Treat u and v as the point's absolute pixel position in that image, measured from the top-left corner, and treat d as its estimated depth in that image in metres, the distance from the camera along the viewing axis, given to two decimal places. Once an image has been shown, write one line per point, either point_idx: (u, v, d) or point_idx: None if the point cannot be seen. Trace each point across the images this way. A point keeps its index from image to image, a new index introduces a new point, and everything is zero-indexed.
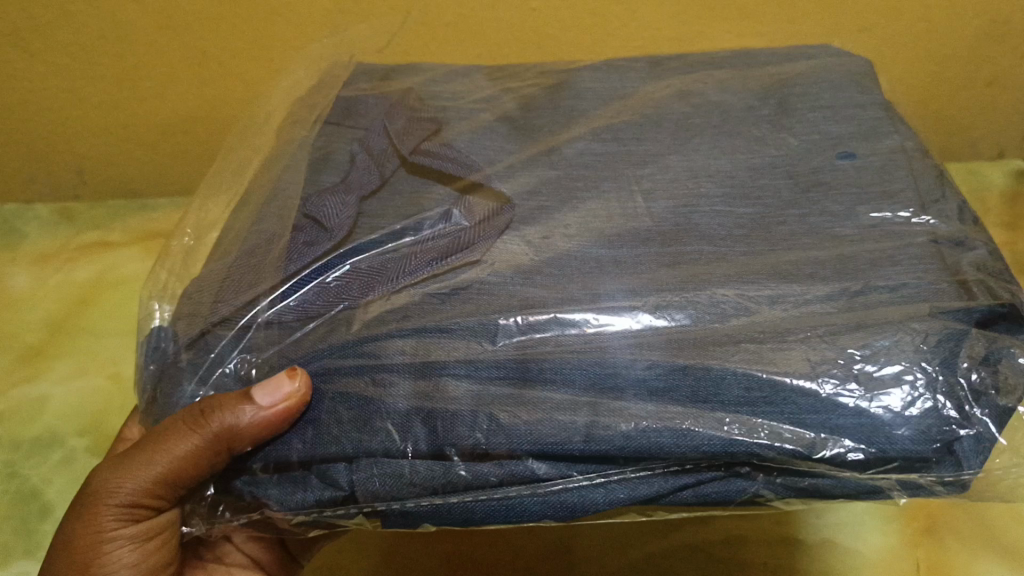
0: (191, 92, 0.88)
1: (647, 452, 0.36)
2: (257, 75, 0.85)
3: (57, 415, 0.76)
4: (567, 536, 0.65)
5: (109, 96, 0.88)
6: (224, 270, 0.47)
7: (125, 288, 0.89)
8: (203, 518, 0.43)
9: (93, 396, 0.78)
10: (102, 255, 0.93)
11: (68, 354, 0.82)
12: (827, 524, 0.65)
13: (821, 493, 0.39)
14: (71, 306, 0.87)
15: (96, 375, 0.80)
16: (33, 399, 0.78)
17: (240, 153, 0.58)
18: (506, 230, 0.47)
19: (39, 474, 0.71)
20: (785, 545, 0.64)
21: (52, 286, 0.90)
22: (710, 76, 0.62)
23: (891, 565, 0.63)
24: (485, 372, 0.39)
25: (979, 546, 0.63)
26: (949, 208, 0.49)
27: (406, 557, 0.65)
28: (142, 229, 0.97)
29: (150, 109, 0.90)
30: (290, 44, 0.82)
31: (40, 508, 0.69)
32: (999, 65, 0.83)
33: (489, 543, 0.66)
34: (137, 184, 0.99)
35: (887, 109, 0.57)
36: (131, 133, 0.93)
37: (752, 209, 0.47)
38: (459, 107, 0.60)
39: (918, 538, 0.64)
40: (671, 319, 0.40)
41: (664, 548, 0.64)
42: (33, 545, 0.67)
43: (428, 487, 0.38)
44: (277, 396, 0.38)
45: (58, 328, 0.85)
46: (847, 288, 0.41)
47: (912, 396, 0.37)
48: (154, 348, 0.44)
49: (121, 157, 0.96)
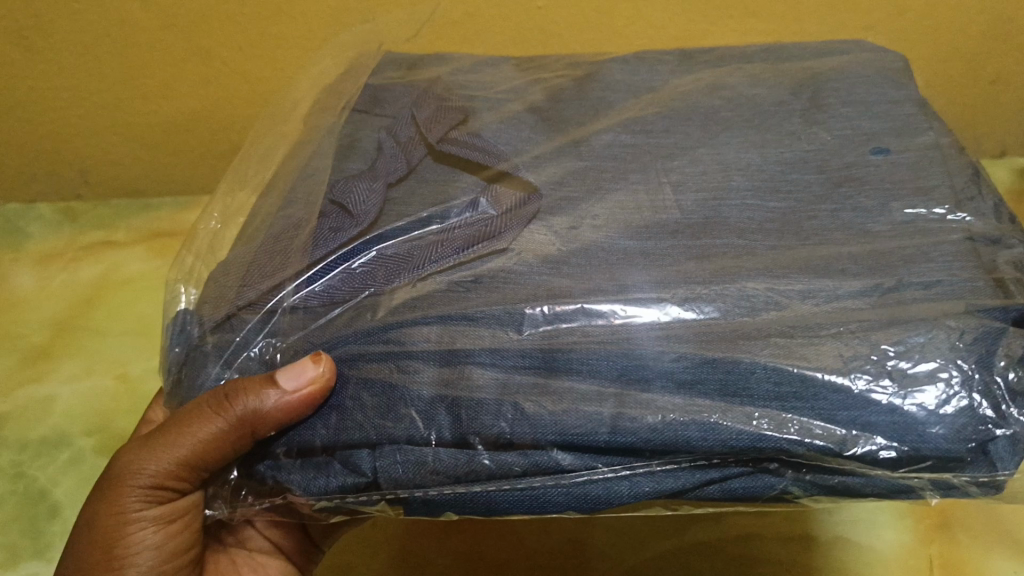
0: (193, 91, 0.91)
1: (673, 445, 0.36)
2: (261, 74, 0.88)
3: (66, 414, 0.77)
4: (581, 535, 0.66)
5: (113, 95, 0.92)
6: (250, 255, 0.47)
7: (134, 286, 0.91)
8: (226, 502, 0.43)
9: (101, 396, 0.79)
10: (107, 253, 0.96)
11: (74, 355, 0.83)
12: (839, 520, 0.65)
13: (851, 491, 0.38)
14: (76, 307, 0.89)
15: (104, 375, 0.81)
16: (42, 398, 0.79)
17: (268, 140, 0.58)
18: (535, 219, 0.46)
19: (48, 474, 0.72)
20: (800, 541, 0.64)
21: (56, 287, 0.91)
22: (742, 70, 0.61)
23: (906, 559, 0.63)
24: (510, 361, 0.38)
25: (993, 542, 0.63)
26: (985, 206, 0.48)
27: (419, 554, 0.66)
28: (147, 228, 1.00)
29: (153, 108, 0.93)
30: (290, 46, 0.84)
31: (49, 508, 0.70)
32: (1004, 63, 0.81)
33: (503, 536, 0.66)
34: (141, 184, 1.03)
35: (922, 105, 0.56)
36: (135, 132, 0.96)
37: (781, 203, 0.47)
38: (487, 96, 0.60)
39: (932, 533, 0.64)
40: (699, 311, 0.40)
41: (677, 545, 0.64)
42: (42, 547, 0.67)
43: (452, 475, 0.38)
44: (302, 380, 0.38)
45: (64, 327, 0.86)
46: (881, 284, 0.40)
47: (947, 394, 0.36)
48: (179, 331, 0.44)
49: (124, 156, 0.99)
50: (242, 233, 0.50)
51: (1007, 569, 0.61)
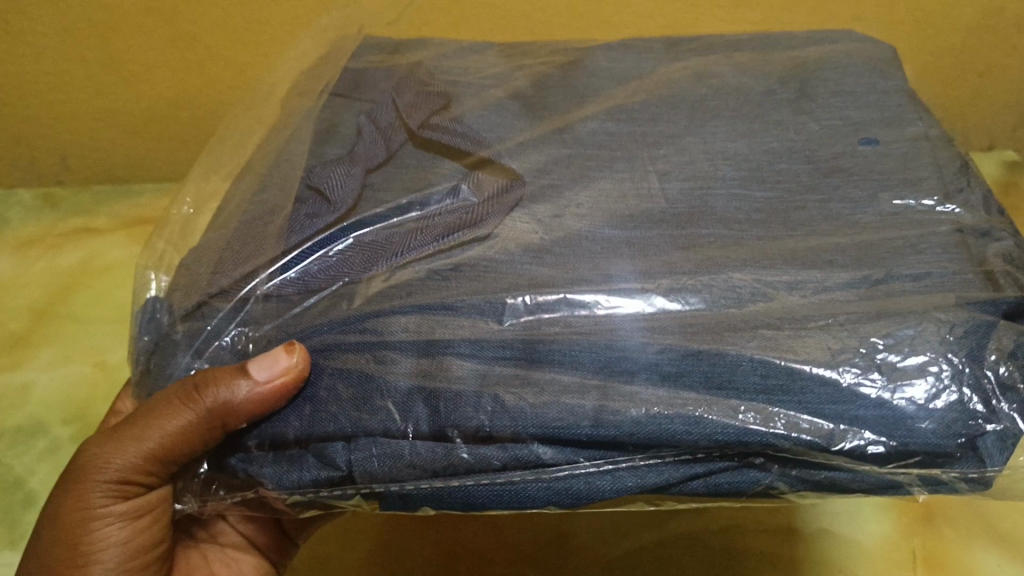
0: (175, 77, 0.89)
1: (657, 439, 0.35)
2: (247, 59, 0.86)
3: (42, 402, 0.75)
4: (565, 528, 0.66)
5: (95, 80, 0.90)
6: (223, 242, 0.45)
7: (112, 275, 0.89)
8: (195, 496, 0.42)
9: (79, 384, 0.77)
10: (86, 240, 0.94)
11: (53, 343, 0.81)
12: (824, 513, 0.65)
13: (837, 487, 0.37)
14: (55, 294, 0.87)
15: (82, 362, 0.79)
16: (20, 385, 0.77)
17: (246, 124, 0.56)
18: (517, 207, 0.45)
19: (23, 463, 0.70)
20: (782, 534, 0.64)
21: (37, 272, 0.89)
22: (729, 58, 0.60)
23: (888, 552, 0.63)
24: (491, 352, 0.37)
25: (975, 537, 0.63)
26: (974, 197, 0.47)
27: (399, 546, 0.65)
28: (127, 215, 0.98)
29: (135, 94, 0.91)
30: (275, 30, 0.82)
31: (24, 498, 0.68)
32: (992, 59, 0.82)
33: (486, 529, 0.66)
34: (124, 170, 1.01)
35: (910, 96, 0.55)
36: (117, 118, 0.94)
37: (769, 193, 0.46)
38: (470, 82, 0.59)
39: (914, 527, 0.64)
40: (684, 302, 0.39)
41: (660, 538, 0.64)
42: (18, 536, 0.65)
43: (428, 470, 0.36)
44: (275, 371, 0.37)
45: (41, 315, 0.84)
46: (869, 276, 0.40)
47: (937, 388, 0.35)
48: (149, 319, 0.42)
49: (107, 142, 0.97)
50: (216, 218, 0.48)
51: (990, 560, 0.61)
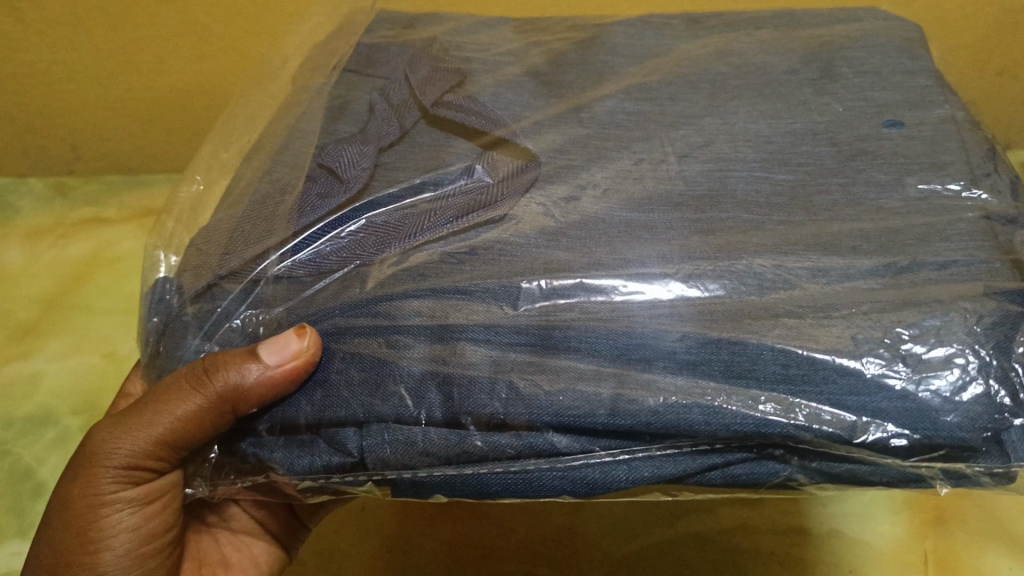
0: (187, 67, 0.88)
1: (675, 429, 0.34)
2: (259, 49, 0.85)
3: (51, 393, 0.76)
4: (577, 523, 0.65)
5: (104, 70, 0.89)
6: (234, 222, 0.44)
7: (123, 265, 0.89)
8: (206, 480, 0.42)
9: (87, 374, 0.78)
10: (96, 231, 0.94)
11: (62, 333, 0.82)
12: (833, 513, 0.65)
13: (858, 480, 0.37)
14: (66, 283, 0.87)
15: (91, 353, 0.80)
16: (28, 375, 0.78)
17: (255, 102, 0.55)
18: (532, 188, 0.44)
19: (33, 453, 0.71)
20: (791, 534, 0.64)
21: (46, 263, 0.89)
22: (752, 36, 0.59)
23: (900, 555, 0.62)
24: (506, 337, 0.37)
25: (988, 538, 0.62)
26: (1002, 183, 0.46)
27: (412, 539, 0.65)
28: (138, 205, 0.97)
29: (147, 83, 0.90)
30: (282, 15, 0.81)
31: (34, 488, 0.69)
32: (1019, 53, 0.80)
33: (497, 521, 0.66)
34: (136, 159, 0.99)
35: (938, 78, 0.53)
36: (127, 109, 0.94)
37: (791, 176, 0.45)
38: (485, 58, 0.58)
39: (926, 529, 0.64)
40: (704, 289, 0.38)
41: (673, 536, 0.64)
42: (26, 525, 0.67)
43: (442, 456, 0.36)
44: (285, 355, 0.36)
45: (52, 304, 0.85)
46: (894, 263, 0.39)
47: (963, 380, 0.34)
48: (158, 300, 0.42)
49: (120, 132, 0.96)
50: (226, 197, 0.48)
51: (1003, 567, 0.61)
